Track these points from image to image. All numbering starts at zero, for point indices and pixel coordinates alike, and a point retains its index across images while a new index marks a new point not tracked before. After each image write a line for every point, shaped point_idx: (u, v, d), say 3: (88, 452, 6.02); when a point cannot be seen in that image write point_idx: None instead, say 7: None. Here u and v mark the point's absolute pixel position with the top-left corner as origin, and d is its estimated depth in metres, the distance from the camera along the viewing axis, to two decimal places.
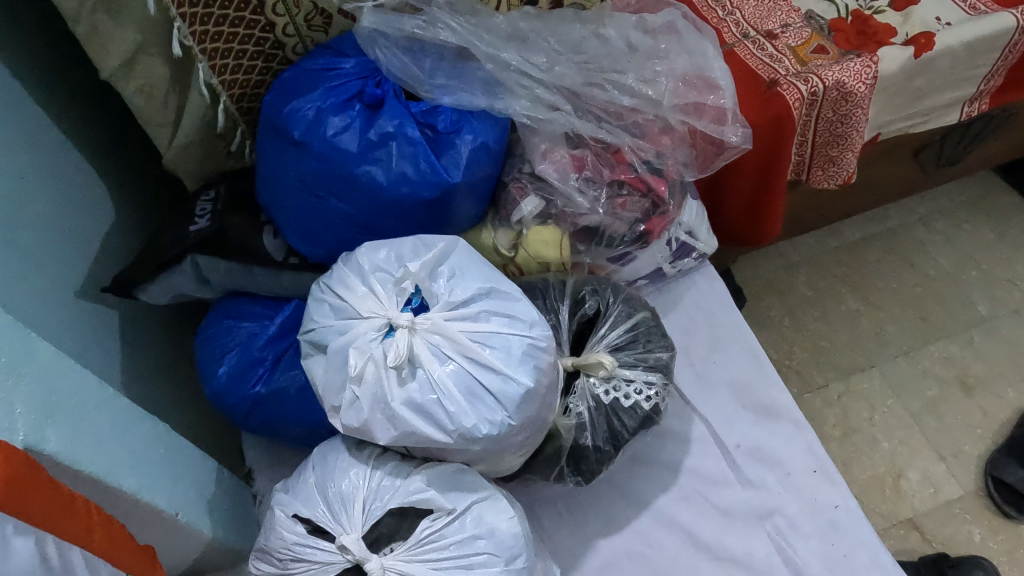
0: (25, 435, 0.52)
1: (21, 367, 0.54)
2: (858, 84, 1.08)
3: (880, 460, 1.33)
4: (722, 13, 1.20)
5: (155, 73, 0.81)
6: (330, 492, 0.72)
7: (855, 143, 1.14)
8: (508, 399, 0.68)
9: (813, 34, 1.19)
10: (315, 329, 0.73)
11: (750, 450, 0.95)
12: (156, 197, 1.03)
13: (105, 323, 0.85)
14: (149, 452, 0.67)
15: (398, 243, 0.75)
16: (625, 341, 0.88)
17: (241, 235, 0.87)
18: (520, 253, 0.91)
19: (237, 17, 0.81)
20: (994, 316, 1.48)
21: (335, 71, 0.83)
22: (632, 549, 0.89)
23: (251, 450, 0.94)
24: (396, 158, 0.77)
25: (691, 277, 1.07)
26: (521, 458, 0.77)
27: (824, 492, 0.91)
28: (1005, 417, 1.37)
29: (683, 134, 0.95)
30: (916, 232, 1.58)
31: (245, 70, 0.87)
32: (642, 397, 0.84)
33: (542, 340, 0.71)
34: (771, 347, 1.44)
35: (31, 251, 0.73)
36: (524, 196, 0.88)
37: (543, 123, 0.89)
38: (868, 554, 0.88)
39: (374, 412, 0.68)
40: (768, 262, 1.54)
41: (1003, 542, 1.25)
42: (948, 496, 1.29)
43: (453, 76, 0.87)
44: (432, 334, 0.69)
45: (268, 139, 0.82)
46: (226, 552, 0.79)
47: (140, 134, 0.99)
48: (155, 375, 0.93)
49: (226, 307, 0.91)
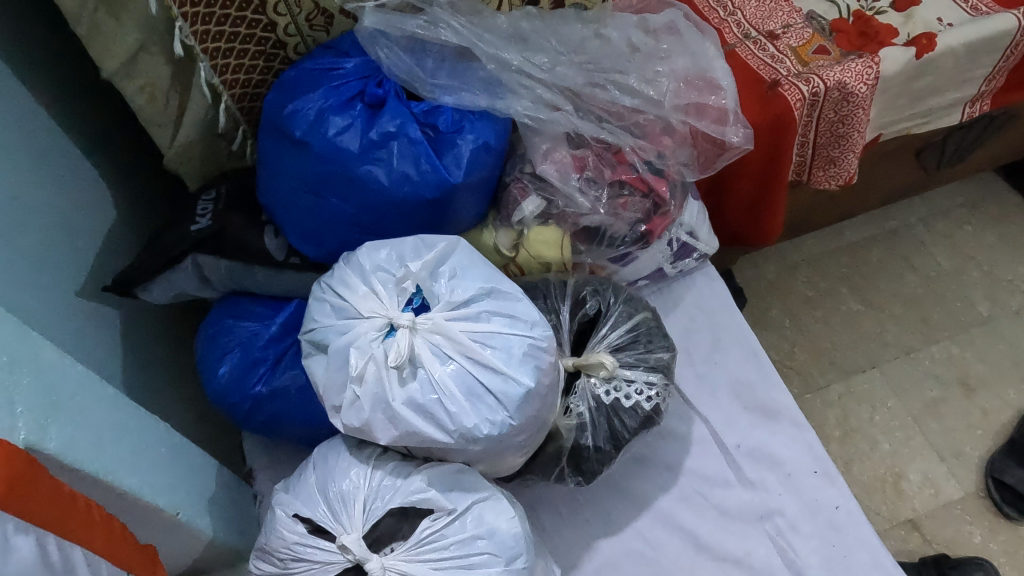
0: (26, 434, 0.52)
1: (22, 366, 0.54)
2: (859, 85, 1.08)
3: (881, 461, 1.33)
4: (724, 13, 1.20)
5: (156, 72, 0.81)
6: (330, 492, 0.72)
7: (856, 143, 1.14)
8: (508, 400, 0.68)
9: (815, 34, 1.18)
10: (316, 329, 0.73)
11: (751, 451, 0.95)
12: (157, 196, 1.03)
13: (106, 322, 0.85)
14: (149, 451, 0.67)
15: (399, 243, 0.75)
16: (626, 342, 0.87)
17: (242, 234, 0.87)
18: (521, 253, 0.91)
19: (239, 17, 0.81)
20: (995, 317, 1.48)
21: (337, 70, 0.83)
22: (632, 549, 0.89)
23: (252, 449, 0.94)
24: (398, 157, 0.77)
25: (692, 277, 1.07)
26: (521, 459, 0.77)
27: (825, 493, 0.91)
28: (1006, 418, 1.37)
29: (684, 135, 0.95)
30: (917, 232, 1.58)
31: (246, 69, 0.87)
32: (643, 398, 0.84)
33: (543, 340, 0.71)
34: (772, 348, 1.44)
35: (32, 250, 0.73)
36: (525, 196, 0.88)
37: (545, 124, 0.89)
38: (869, 555, 0.88)
39: (374, 412, 0.68)
40: (769, 262, 1.54)
41: (1004, 543, 1.25)
42: (948, 497, 1.29)
43: (455, 76, 0.87)
44: (433, 334, 0.69)
45: (269, 139, 0.82)
46: (226, 552, 0.79)
47: (141, 133, 0.99)
48: (155, 375, 0.93)
49: (227, 307, 0.91)
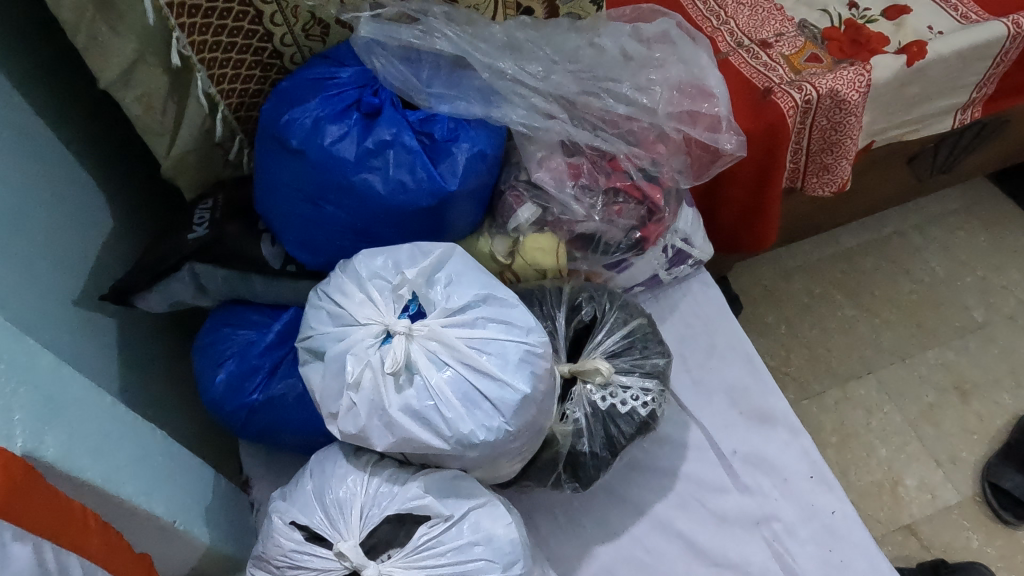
0: (24, 441, 0.52)
1: (20, 374, 0.54)
2: (852, 92, 1.09)
3: (878, 467, 1.33)
4: (717, 22, 1.22)
5: (154, 82, 0.82)
6: (327, 498, 0.72)
7: (849, 150, 1.15)
8: (505, 405, 0.68)
9: (807, 42, 1.20)
10: (313, 336, 0.74)
11: (747, 456, 0.95)
12: (153, 204, 1.03)
13: (103, 331, 0.85)
14: (147, 460, 0.67)
15: (395, 250, 0.76)
16: (621, 347, 0.88)
17: (239, 243, 0.88)
18: (516, 260, 0.91)
19: (236, 27, 0.81)
20: (990, 322, 1.49)
21: (333, 79, 0.83)
22: (629, 555, 0.89)
23: (249, 458, 0.94)
24: (394, 166, 0.78)
25: (687, 284, 1.07)
26: (518, 465, 0.78)
27: (821, 498, 0.92)
28: (1002, 423, 1.37)
29: (678, 142, 0.96)
30: (910, 239, 1.59)
31: (244, 79, 0.87)
32: (639, 403, 0.85)
33: (538, 346, 0.71)
34: (768, 355, 1.45)
35: (29, 259, 0.73)
36: (521, 204, 0.89)
37: (540, 131, 0.90)
38: (866, 560, 0.88)
39: (371, 419, 0.68)
40: (764, 269, 1.54)
41: (1001, 548, 1.25)
42: (945, 502, 1.29)
43: (450, 86, 0.88)
44: (429, 341, 0.69)
45: (266, 147, 0.83)
46: (223, 561, 0.79)
47: (138, 143, 1.00)
48: (152, 384, 0.93)
49: (224, 316, 0.92)
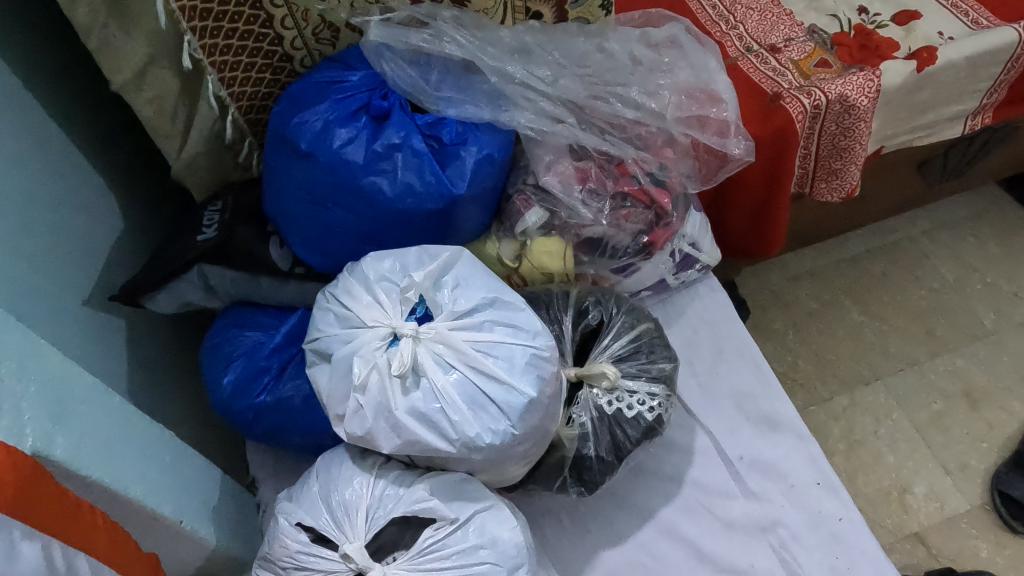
0: (33, 440, 0.52)
1: (30, 374, 0.55)
2: (860, 97, 1.09)
3: (886, 474, 1.32)
4: (725, 27, 1.22)
5: (166, 85, 0.83)
6: (333, 500, 0.72)
7: (858, 156, 1.14)
8: (511, 409, 0.68)
9: (817, 48, 1.20)
10: (320, 338, 0.74)
11: (754, 462, 0.95)
12: (165, 206, 1.04)
13: (114, 330, 0.86)
14: (154, 458, 0.67)
15: (403, 253, 0.76)
16: (628, 351, 0.88)
17: (247, 244, 0.88)
18: (523, 263, 0.92)
19: (247, 31, 0.82)
20: (1000, 329, 1.48)
21: (342, 83, 0.84)
22: (634, 560, 0.89)
23: (255, 459, 0.94)
24: (402, 169, 0.78)
25: (694, 289, 1.07)
26: (524, 468, 0.77)
27: (828, 505, 0.91)
28: (1011, 431, 1.36)
29: (686, 147, 0.96)
30: (919, 244, 1.58)
31: (254, 82, 0.87)
32: (644, 408, 0.85)
33: (545, 350, 0.71)
34: (775, 360, 1.44)
35: (39, 258, 0.74)
36: (528, 207, 0.89)
37: (548, 136, 0.90)
38: (872, 567, 0.88)
39: (377, 421, 0.68)
40: (772, 274, 1.54)
41: (1010, 557, 1.24)
42: (954, 510, 1.28)
43: (459, 89, 0.88)
44: (436, 343, 0.69)
45: (276, 150, 0.83)
46: (228, 561, 0.79)
47: (150, 145, 1.01)
48: (161, 384, 0.94)
49: (233, 316, 0.92)
